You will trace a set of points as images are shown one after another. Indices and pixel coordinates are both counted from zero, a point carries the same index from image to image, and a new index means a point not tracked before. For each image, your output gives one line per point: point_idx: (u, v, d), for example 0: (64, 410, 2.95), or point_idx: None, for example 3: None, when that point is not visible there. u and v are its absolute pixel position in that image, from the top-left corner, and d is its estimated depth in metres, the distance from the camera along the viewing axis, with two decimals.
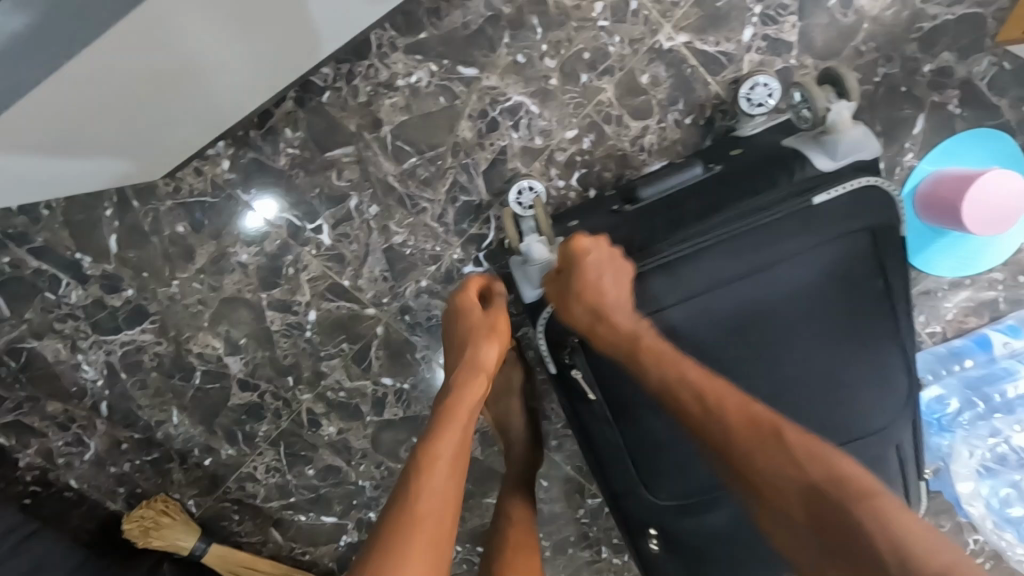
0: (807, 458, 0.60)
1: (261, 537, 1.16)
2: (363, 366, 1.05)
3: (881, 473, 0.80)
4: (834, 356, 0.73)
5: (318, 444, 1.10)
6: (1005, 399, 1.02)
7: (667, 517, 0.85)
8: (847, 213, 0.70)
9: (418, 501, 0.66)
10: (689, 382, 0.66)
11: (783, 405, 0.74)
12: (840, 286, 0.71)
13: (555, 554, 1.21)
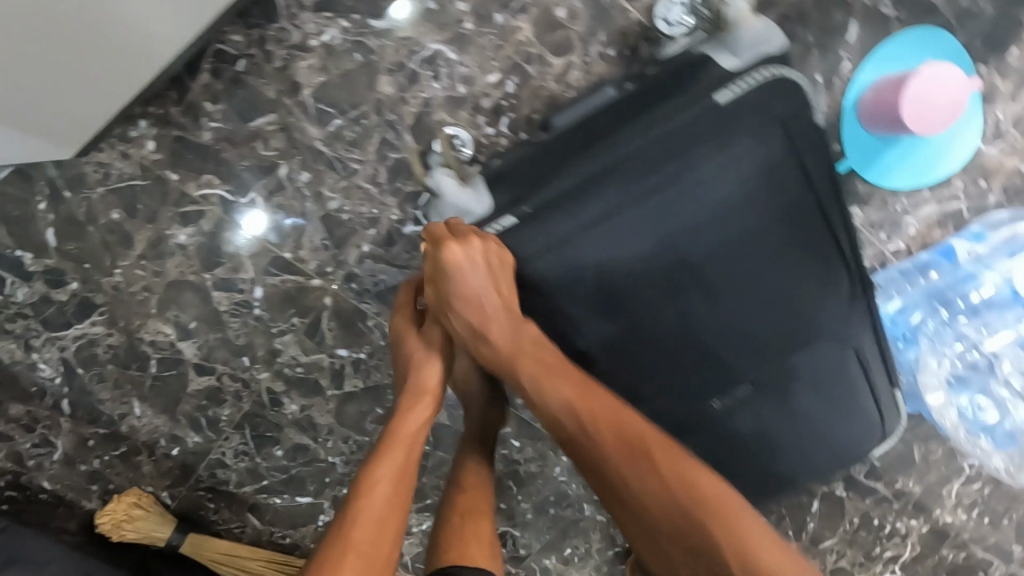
0: (675, 481, 0.66)
1: (239, 524, 1.16)
2: (317, 339, 1.04)
3: (845, 380, 0.76)
4: (764, 263, 0.69)
5: (283, 424, 1.09)
6: (971, 305, 1.02)
7: None
8: (756, 109, 0.65)
9: (354, 525, 0.73)
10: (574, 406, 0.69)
11: (721, 319, 0.70)
12: (763, 190, 0.66)
13: (536, 516, 1.20)
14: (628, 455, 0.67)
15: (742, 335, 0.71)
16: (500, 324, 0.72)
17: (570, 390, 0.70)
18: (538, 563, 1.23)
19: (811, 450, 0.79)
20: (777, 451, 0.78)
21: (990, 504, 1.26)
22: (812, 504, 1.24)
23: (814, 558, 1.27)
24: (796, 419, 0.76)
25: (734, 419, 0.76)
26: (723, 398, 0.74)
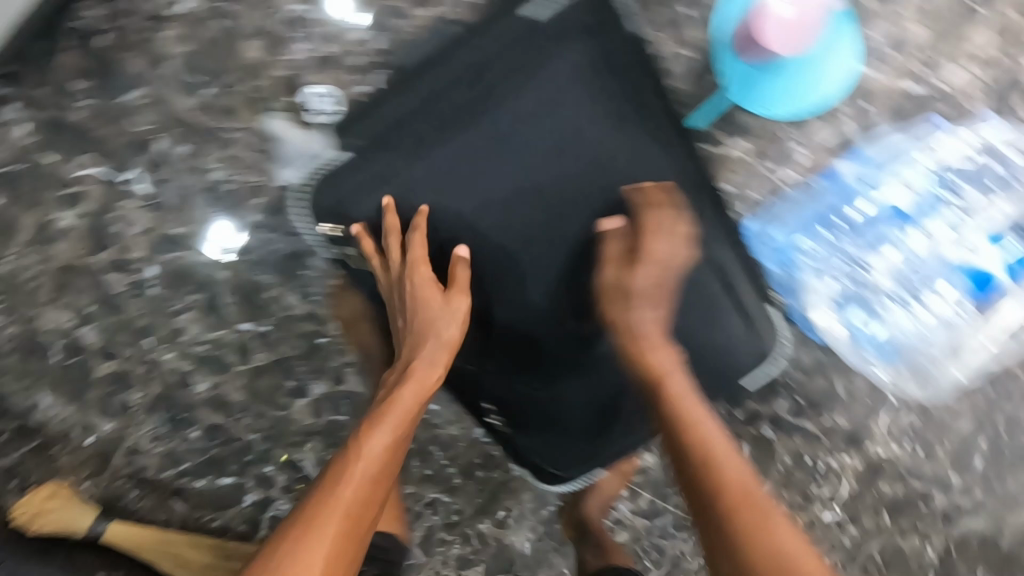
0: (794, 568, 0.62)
1: (164, 512, 1.15)
2: (218, 315, 1.04)
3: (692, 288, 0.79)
4: (572, 170, 0.78)
5: (195, 404, 1.09)
6: (857, 225, 1.03)
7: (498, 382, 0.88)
8: (552, 35, 0.78)
9: (342, 491, 0.72)
10: (709, 442, 0.70)
11: (539, 223, 0.79)
12: (566, 104, 0.78)
13: (464, 481, 1.21)
14: (758, 517, 0.65)
15: (591, 247, 0.79)
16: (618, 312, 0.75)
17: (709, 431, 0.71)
18: (472, 527, 1.22)
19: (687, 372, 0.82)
20: (650, 372, 0.82)
21: None
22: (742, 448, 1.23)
23: None
24: (660, 337, 0.81)
25: (603, 338, 0.82)
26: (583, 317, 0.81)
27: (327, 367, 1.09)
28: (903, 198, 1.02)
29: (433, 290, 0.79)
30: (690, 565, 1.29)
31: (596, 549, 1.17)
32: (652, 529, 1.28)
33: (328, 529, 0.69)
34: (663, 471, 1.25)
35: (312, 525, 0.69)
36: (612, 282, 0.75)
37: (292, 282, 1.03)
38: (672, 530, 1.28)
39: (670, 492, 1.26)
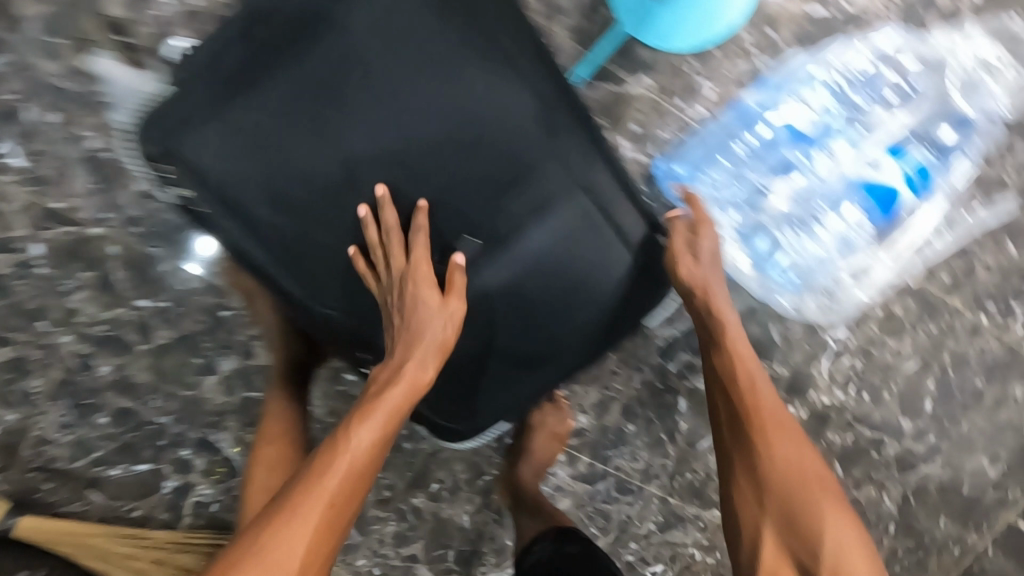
0: (806, 472, 0.83)
1: (81, 503, 1.11)
2: (112, 292, 1.00)
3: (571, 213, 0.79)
4: (434, 95, 0.76)
5: (99, 388, 1.05)
6: (761, 153, 1.10)
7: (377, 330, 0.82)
8: None
9: (322, 484, 0.71)
10: (754, 381, 0.89)
11: (408, 152, 0.76)
12: (418, 26, 0.75)
13: (393, 454, 1.18)
14: (789, 436, 0.86)
15: (444, 173, 0.77)
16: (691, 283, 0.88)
17: (755, 376, 0.90)
18: (407, 503, 1.20)
19: (568, 301, 0.81)
20: (528, 305, 0.79)
21: (866, 378, 1.21)
22: (679, 404, 1.19)
23: (694, 460, 1.23)
24: (540, 266, 0.78)
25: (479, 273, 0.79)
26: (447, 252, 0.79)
27: (233, 341, 1.05)
28: (801, 121, 1.10)
29: (430, 293, 0.75)
30: (636, 528, 1.26)
31: (533, 512, 1.13)
32: (595, 494, 1.24)
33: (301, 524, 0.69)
34: (601, 434, 1.20)
35: (288, 517, 0.69)
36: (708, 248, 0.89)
37: (187, 254, 1.00)
38: (615, 494, 1.24)
39: (610, 456, 1.21)
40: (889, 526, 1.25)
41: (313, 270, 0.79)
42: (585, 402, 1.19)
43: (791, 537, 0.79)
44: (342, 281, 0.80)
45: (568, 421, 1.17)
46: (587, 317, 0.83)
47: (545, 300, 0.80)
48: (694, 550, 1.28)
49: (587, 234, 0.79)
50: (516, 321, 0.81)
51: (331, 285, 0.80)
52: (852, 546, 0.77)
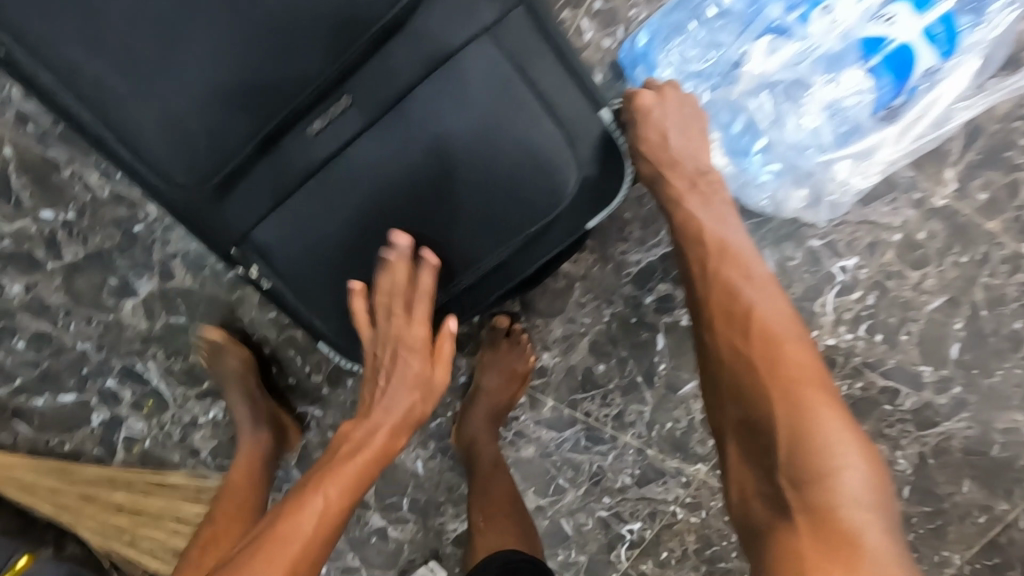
0: (762, 357, 0.67)
1: (9, 434, 1.05)
2: (12, 202, 0.91)
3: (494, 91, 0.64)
4: None
5: (13, 309, 0.97)
6: (752, 20, 0.92)
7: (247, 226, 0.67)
8: None
9: (277, 553, 0.64)
10: (702, 260, 0.77)
11: None
12: None
13: (334, 392, 1.04)
14: (741, 322, 0.70)
15: (311, 32, 0.57)
16: (653, 157, 0.83)
17: (709, 260, 0.76)
18: None
19: (483, 194, 0.67)
20: (433, 199, 0.67)
21: (880, 317, 1.03)
22: (657, 342, 1.04)
23: (675, 407, 1.09)
24: (449, 153, 0.65)
25: (367, 152, 0.64)
26: (325, 120, 0.62)
27: (150, 261, 0.95)
28: None
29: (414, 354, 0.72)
30: (609, 482, 1.14)
31: (489, 517, 1.00)
32: (562, 442, 1.11)
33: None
34: (567, 374, 1.07)
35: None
36: (664, 132, 0.83)
37: (89, 158, 0.89)
38: (585, 444, 1.11)
39: (578, 400, 1.08)
40: (901, 491, 1.09)
41: (143, 155, 0.60)
42: (548, 337, 1.04)
43: (747, 438, 0.66)
44: (181, 166, 0.61)
45: (530, 360, 1.03)
46: (509, 220, 0.68)
47: (455, 193, 0.66)
48: (675, 508, 1.15)
49: (509, 109, 0.64)
50: (422, 217, 0.68)
51: (166, 171, 0.61)
52: (826, 439, 0.61)
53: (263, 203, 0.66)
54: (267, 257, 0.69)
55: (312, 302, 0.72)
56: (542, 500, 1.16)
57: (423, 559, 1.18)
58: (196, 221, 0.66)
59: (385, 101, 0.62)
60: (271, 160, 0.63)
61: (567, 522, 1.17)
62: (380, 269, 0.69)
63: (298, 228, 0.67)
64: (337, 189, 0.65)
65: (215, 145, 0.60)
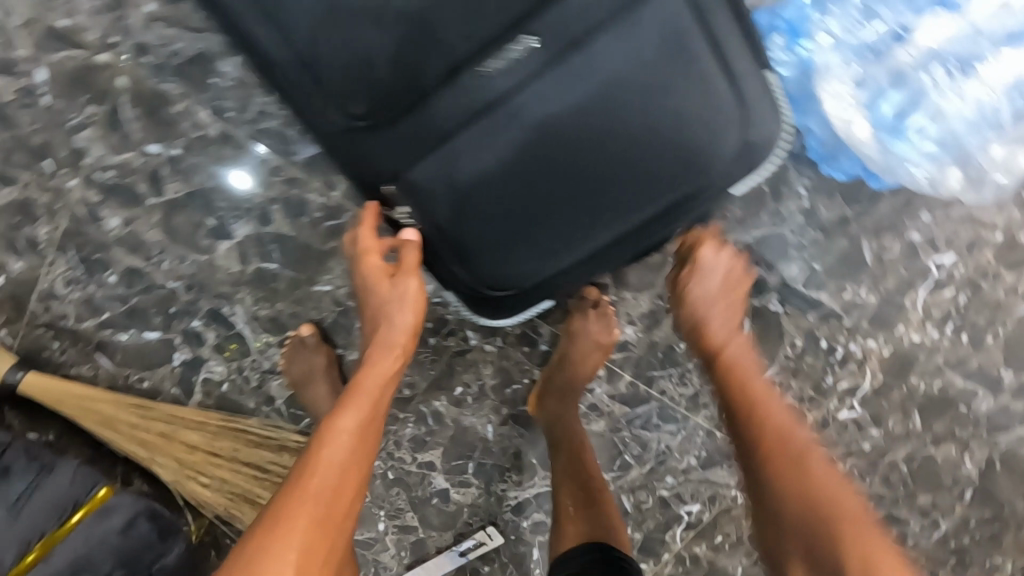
0: (817, 491, 0.70)
1: (90, 367, 1.06)
2: (121, 134, 0.90)
3: (673, 45, 0.62)
4: None
5: (109, 243, 0.97)
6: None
7: (401, 165, 0.67)
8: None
9: (313, 476, 0.72)
10: (749, 398, 0.80)
11: None
12: None
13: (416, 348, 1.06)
14: (789, 454, 0.74)
15: None
16: (687, 311, 0.90)
17: (758, 399, 0.80)
18: (427, 406, 1.10)
19: (645, 149, 0.65)
20: (596, 153, 0.65)
21: (968, 318, 1.03)
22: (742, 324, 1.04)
23: None
24: (619, 107, 0.63)
25: (533, 101, 0.63)
26: (500, 62, 0.61)
27: (251, 204, 0.95)
28: None
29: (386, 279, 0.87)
30: (675, 462, 1.15)
31: (580, 503, 0.93)
32: (634, 418, 1.11)
33: (300, 516, 0.69)
34: (648, 350, 1.06)
35: (291, 508, 0.70)
36: (696, 284, 0.90)
37: (201, 95, 0.89)
38: (656, 421, 1.12)
39: (656, 377, 1.08)
40: (963, 493, 1.12)
41: (322, 82, 0.62)
42: (635, 311, 1.04)
43: None
44: (358, 96, 0.62)
45: (612, 333, 1.02)
46: (666, 177, 0.67)
47: (630, 141, 0.65)
48: (737, 493, 1.16)
49: (687, 61, 0.63)
50: (580, 169, 0.66)
51: (344, 103, 0.63)
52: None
53: (426, 140, 0.65)
54: (418, 196, 0.68)
55: (455, 249, 0.71)
56: (606, 476, 1.14)
57: (482, 523, 1.19)
58: (353, 153, 0.67)
59: (567, 44, 0.61)
60: (432, 100, 0.63)
61: (628, 499, 1.15)
62: (523, 219, 0.69)
63: (454, 170, 0.66)
64: (503, 131, 0.64)
65: (398, 79, 0.61)
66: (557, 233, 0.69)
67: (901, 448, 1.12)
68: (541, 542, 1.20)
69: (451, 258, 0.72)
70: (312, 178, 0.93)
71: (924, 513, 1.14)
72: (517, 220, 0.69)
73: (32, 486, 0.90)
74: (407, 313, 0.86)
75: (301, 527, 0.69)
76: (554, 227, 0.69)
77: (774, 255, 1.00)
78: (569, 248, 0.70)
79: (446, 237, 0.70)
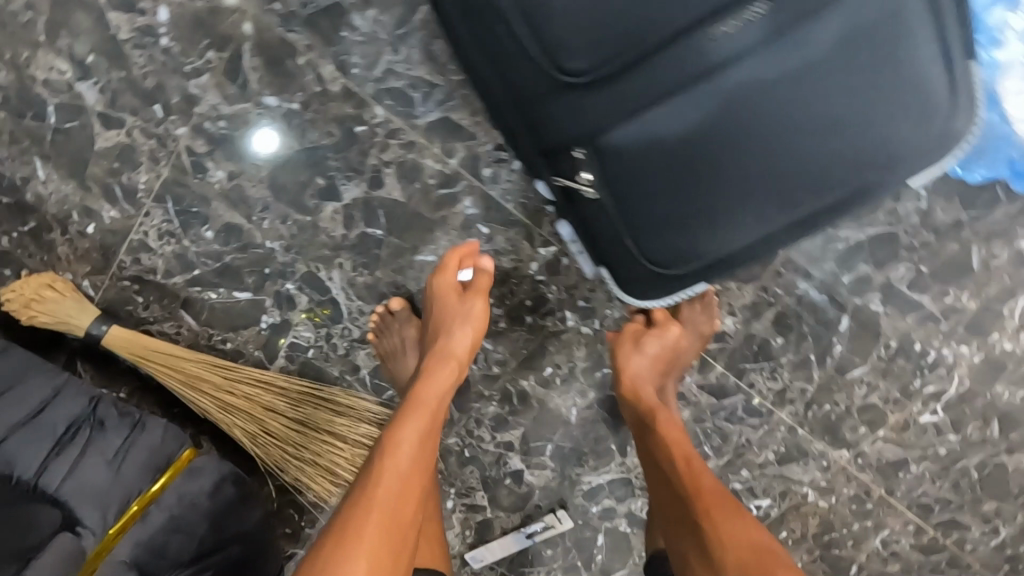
0: (748, 538, 0.75)
1: (173, 325, 1.02)
2: (239, 84, 0.87)
3: (894, 30, 0.63)
4: None
5: (210, 197, 0.94)
6: None
7: (599, 126, 0.68)
8: None
9: (380, 483, 0.73)
10: (680, 451, 0.87)
11: None
12: None
13: (512, 326, 1.04)
14: (720, 501, 0.80)
15: None
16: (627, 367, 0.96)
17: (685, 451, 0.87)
18: (514, 385, 1.09)
19: (840, 134, 0.67)
20: (793, 133, 0.67)
21: None
22: (841, 322, 1.04)
23: (839, 391, 1.10)
24: (828, 88, 0.65)
25: (746, 75, 0.64)
26: (727, 31, 0.62)
27: (364, 167, 0.92)
28: None
29: (454, 295, 0.91)
30: (752, 456, 1.15)
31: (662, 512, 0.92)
32: (719, 409, 1.11)
33: (369, 524, 0.70)
34: (744, 342, 1.06)
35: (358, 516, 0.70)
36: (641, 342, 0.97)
37: (328, 48, 0.87)
38: (740, 415, 1.11)
39: (747, 370, 1.08)
40: None
41: (541, 37, 0.62)
42: (737, 302, 1.04)
43: None
44: (576, 54, 0.62)
45: (715, 322, 1.02)
46: (853, 165, 0.68)
47: (830, 123, 0.66)
48: (808, 490, 1.16)
49: (899, 50, 0.63)
50: (771, 148, 0.68)
51: (559, 61, 0.63)
52: None
53: (630, 106, 0.66)
54: (608, 160, 0.70)
55: (626, 213, 0.74)
56: None
57: (552, 507, 1.17)
58: (548, 114, 0.69)
59: (791, 19, 0.62)
60: (649, 65, 0.63)
61: None
62: (705, 192, 0.70)
63: (647, 136, 0.68)
64: (706, 103, 0.66)
65: (622, 41, 0.61)
66: (735, 209, 0.71)
67: (971, 457, 1.13)
68: (607, 528, 1.18)
69: (623, 221, 0.74)
70: (431, 144, 0.91)
71: (987, 520, 1.16)
72: (699, 194, 0.71)
73: (127, 442, 0.85)
74: (467, 330, 0.88)
75: (371, 534, 0.69)
76: (731, 204, 0.71)
77: (884, 255, 1.01)
78: (744, 226, 0.72)
79: (621, 201, 0.73)
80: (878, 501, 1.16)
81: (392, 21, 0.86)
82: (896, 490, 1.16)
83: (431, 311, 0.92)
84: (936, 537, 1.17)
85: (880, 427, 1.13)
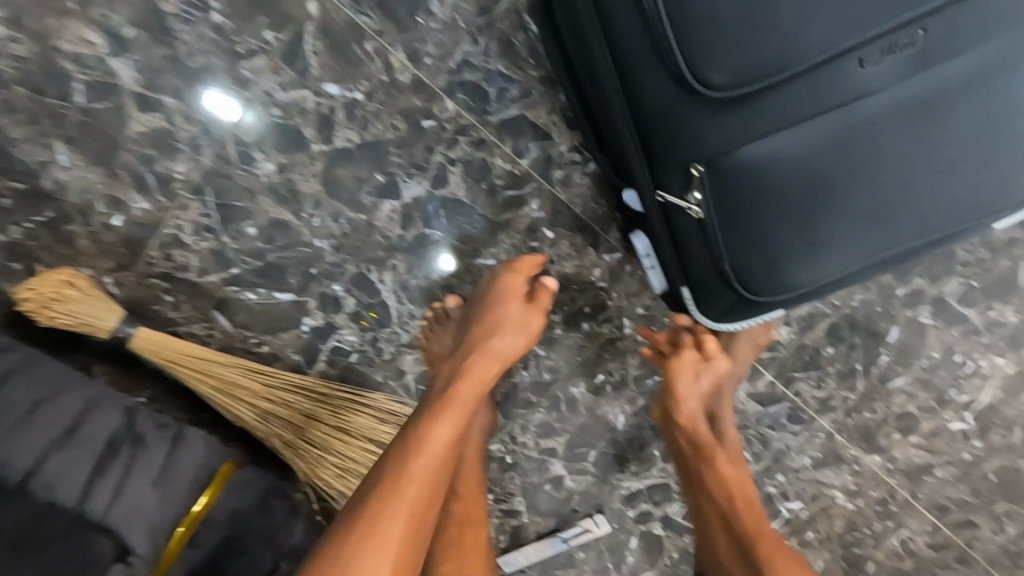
0: None
1: (205, 326, 0.91)
2: (299, 68, 0.83)
3: (1007, 75, 0.63)
4: None
5: (256, 190, 0.87)
6: None
7: (721, 145, 0.64)
8: None
9: (405, 485, 0.69)
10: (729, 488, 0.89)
11: None
12: None
13: (567, 333, 1.01)
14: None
15: None
16: (686, 402, 0.93)
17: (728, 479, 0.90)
18: (564, 392, 1.06)
19: (954, 172, 0.65)
20: (904, 167, 0.65)
21: None
22: (890, 333, 1.07)
23: (879, 400, 1.10)
24: (943, 125, 0.63)
25: (870, 107, 0.62)
26: (865, 59, 0.60)
27: (427, 163, 0.88)
28: None
29: (516, 301, 0.86)
30: (790, 461, 1.13)
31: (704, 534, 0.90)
32: (763, 416, 1.11)
33: (390, 525, 0.67)
34: (796, 351, 1.09)
35: (382, 513, 0.67)
36: (700, 372, 0.94)
37: (400, 35, 0.84)
38: (783, 421, 1.11)
39: (795, 378, 1.10)
40: None
41: (686, 46, 0.59)
42: (794, 313, 1.07)
43: None
44: (722, 66, 0.59)
45: (771, 332, 1.00)
46: (954, 204, 0.67)
47: (935, 160, 0.65)
48: (838, 493, 1.14)
49: (1010, 95, 0.63)
50: (887, 181, 0.65)
51: (700, 71, 0.59)
52: None
53: (754, 128, 0.63)
54: (722, 181, 0.67)
55: (730, 238, 0.69)
56: None
57: (588, 511, 1.11)
58: (671, 129, 0.65)
59: (936, 49, 0.60)
60: (778, 89, 0.61)
61: None
62: (811, 223, 0.67)
63: (764, 160, 0.65)
64: (832, 127, 0.63)
65: (771, 58, 0.58)
66: (837, 244, 0.67)
67: (992, 461, 1.12)
68: (642, 531, 1.13)
69: (725, 246, 0.69)
70: (502, 143, 0.88)
71: (997, 519, 1.14)
72: (808, 224, 0.67)
73: (170, 459, 0.78)
74: (515, 339, 0.84)
75: (387, 537, 0.66)
76: (835, 238, 0.67)
77: (938, 269, 1.05)
78: (843, 258, 0.68)
79: (724, 225, 0.69)
80: (901, 503, 1.14)
81: (474, 9, 0.84)
82: (919, 492, 1.14)
83: (482, 306, 0.86)
84: (949, 536, 1.15)
85: (913, 434, 1.12)
